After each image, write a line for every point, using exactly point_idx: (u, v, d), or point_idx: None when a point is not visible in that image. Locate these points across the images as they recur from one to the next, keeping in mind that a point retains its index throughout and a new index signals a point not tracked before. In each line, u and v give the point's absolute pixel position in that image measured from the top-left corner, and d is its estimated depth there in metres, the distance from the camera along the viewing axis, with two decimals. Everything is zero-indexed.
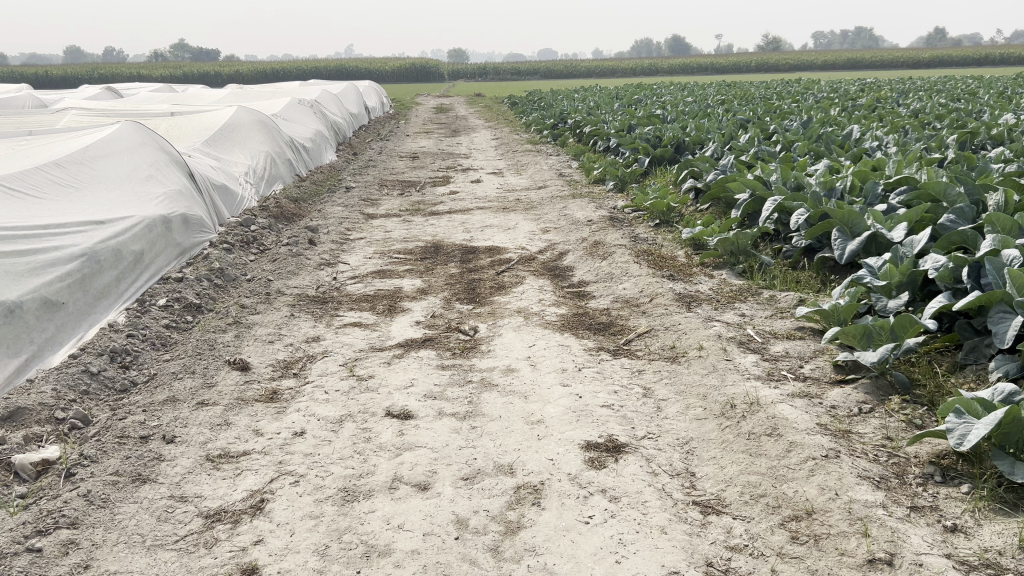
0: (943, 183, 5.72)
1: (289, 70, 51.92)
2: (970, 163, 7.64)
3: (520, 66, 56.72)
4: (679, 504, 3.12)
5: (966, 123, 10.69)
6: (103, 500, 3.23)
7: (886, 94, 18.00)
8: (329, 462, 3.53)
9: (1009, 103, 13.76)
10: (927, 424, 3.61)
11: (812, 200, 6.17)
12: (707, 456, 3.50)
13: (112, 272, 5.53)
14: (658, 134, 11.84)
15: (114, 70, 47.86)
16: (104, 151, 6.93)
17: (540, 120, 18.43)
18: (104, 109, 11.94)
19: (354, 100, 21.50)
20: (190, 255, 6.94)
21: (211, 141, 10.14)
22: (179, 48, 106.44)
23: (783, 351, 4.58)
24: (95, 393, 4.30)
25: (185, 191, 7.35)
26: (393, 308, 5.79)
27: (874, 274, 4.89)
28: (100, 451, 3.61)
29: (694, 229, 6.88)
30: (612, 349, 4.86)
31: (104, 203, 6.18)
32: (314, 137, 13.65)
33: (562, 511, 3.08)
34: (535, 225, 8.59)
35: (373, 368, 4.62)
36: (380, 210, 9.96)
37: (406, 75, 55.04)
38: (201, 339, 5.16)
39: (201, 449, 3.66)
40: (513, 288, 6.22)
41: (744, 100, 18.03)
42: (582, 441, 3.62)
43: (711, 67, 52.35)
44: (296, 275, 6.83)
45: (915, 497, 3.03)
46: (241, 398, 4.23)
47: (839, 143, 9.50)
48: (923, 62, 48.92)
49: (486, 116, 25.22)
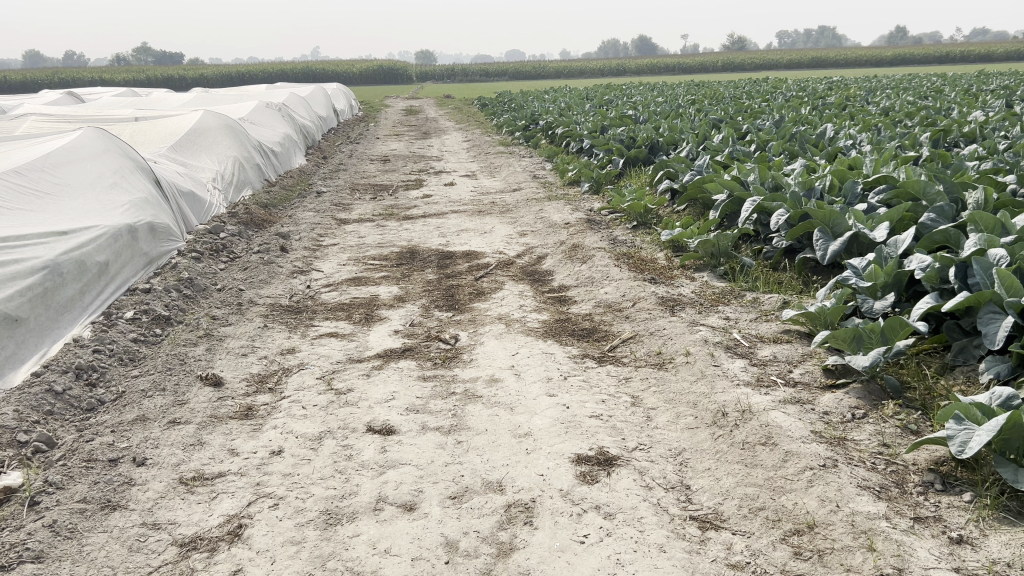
0: (923, 181, 5.68)
1: (254, 74, 51.47)
2: (945, 161, 7.64)
3: (489, 69, 56.44)
4: (676, 519, 3.02)
5: (936, 120, 10.73)
6: (69, 530, 3.05)
7: (855, 92, 18.12)
8: (309, 482, 3.38)
9: (976, 100, 13.90)
10: (923, 429, 3.54)
11: (792, 201, 6.11)
12: (701, 468, 3.40)
13: (75, 284, 5.33)
14: (631, 135, 11.78)
15: (74, 75, 47.04)
16: (66, 158, 6.71)
17: (511, 123, 18.33)
18: (64, 114, 11.62)
19: (323, 103, 21.21)
20: (158, 265, 6.74)
21: (178, 146, 9.89)
22: (142, 52, 105.07)
23: (770, 355, 4.50)
24: (60, 413, 4.10)
25: (151, 199, 7.15)
26: (370, 316, 5.64)
27: (859, 274, 4.81)
28: (66, 476, 3.43)
29: (673, 231, 6.80)
30: (597, 356, 4.75)
31: (67, 213, 5.97)
32: (283, 141, 13.41)
33: (556, 530, 2.96)
34: (511, 228, 8.47)
35: (351, 381, 4.46)
36: (353, 215, 9.78)
37: (374, 77, 54.91)
38: (170, 353, 4.97)
39: (174, 472, 3.49)
40: (492, 293, 6.09)
41: (714, 100, 18.08)
42: (573, 454, 3.51)
43: (678, 66, 52.74)
44: (268, 284, 6.65)
45: (918, 507, 2.94)
46: (215, 416, 4.06)
47: (813, 142, 9.50)
48: (885, 61, 49.56)
49: (456, 117, 25.05)
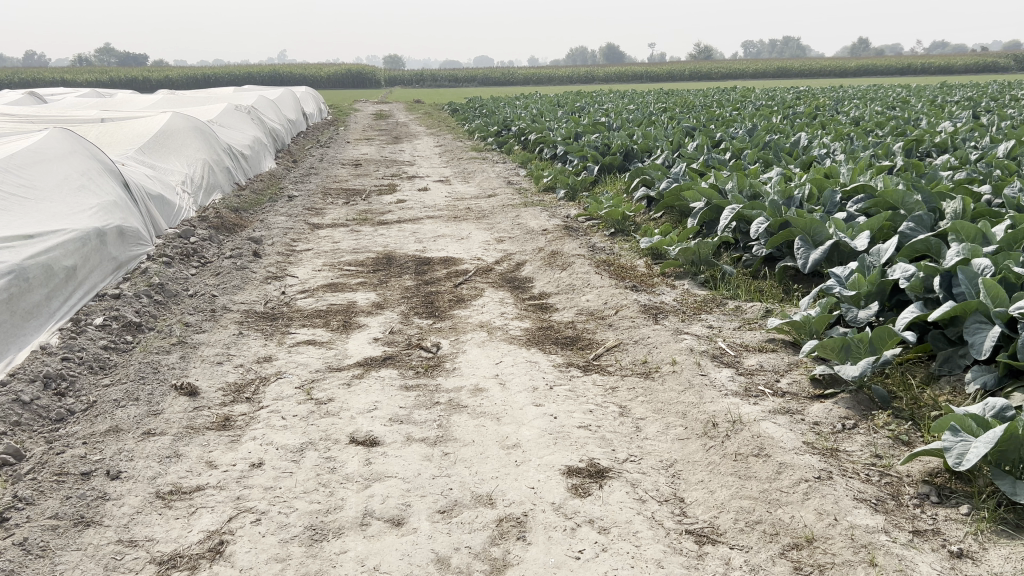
0: (901, 191, 5.69)
1: (222, 75, 50.98)
2: (919, 171, 7.69)
3: (458, 74, 56.35)
4: (672, 534, 2.96)
5: (907, 130, 10.85)
6: (42, 548, 2.91)
7: (824, 102, 18.30)
8: (292, 496, 3.27)
9: (945, 111, 14.09)
10: (914, 440, 3.53)
11: (772, 209, 6.10)
12: (694, 480, 3.34)
13: (42, 290, 5.17)
14: (606, 141, 11.76)
15: (37, 74, 46.24)
16: (33, 158, 6.52)
17: (484, 128, 18.26)
18: (27, 113, 11.34)
19: (292, 106, 20.99)
20: (127, 269, 6.57)
21: (145, 148, 9.67)
22: (104, 53, 103.51)
23: (757, 364, 4.47)
24: (28, 424, 3.95)
25: (120, 202, 6.98)
26: (349, 324, 5.52)
27: (842, 284, 4.80)
28: (36, 491, 3.28)
29: (653, 238, 6.77)
30: (581, 365, 4.69)
31: (34, 214, 5.79)
32: (252, 144, 13.20)
33: (550, 545, 2.89)
34: (488, 235, 8.39)
35: (332, 391, 4.34)
36: (326, 220, 9.64)
37: (343, 81, 54.64)
38: (143, 361, 4.82)
39: (150, 486, 3.36)
40: (472, 301, 6.01)
41: (685, 107, 18.22)
42: (563, 466, 3.44)
43: (647, 74, 53.32)
44: (242, 289, 6.49)
45: (916, 520, 2.92)
46: (191, 427, 3.92)
47: (787, 150, 9.53)
48: (850, 71, 50.27)
49: (426, 122, 24.93)
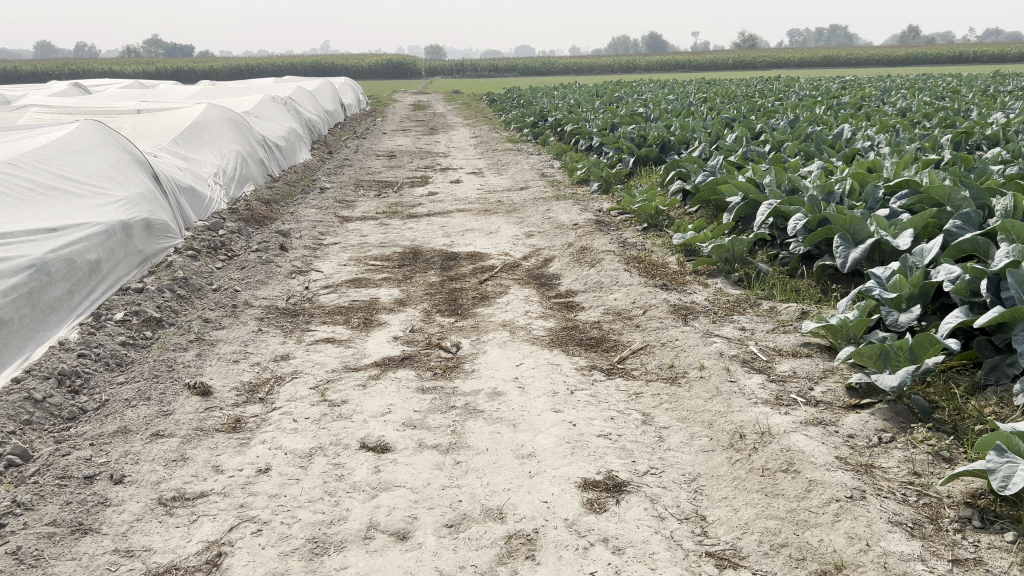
0: (948, 186, 5.39)
1: (263, 67, 51.52)
2: (968, 164, 7.36)
3: (498, 64, 56.22)
4: (691, 556, 2.78)
5: (956, 122, 10.44)
6: (35, 558, 2.83)
7: (870, 92, 17.83)
8: (296, 506, 3.15)
9: (995, 101, 13.58)
10: (956, 456, 3.30)
11: (810, 204, 5.84)
12: (717, 497, 3.16)
13: (64, 284, 5.13)
14: (642, 132, 11.51)
15: (84, 65, 47.14)
16: (62, 151, 6.50)
17: (520, 119, 18.09)
18: (64, 105, 11.42)
19: (330, 97, 21.03)
20: (154, 263, 6.54)
21: (179, 140, 9.66)
22: (150, 44, 105.29)
23: (790, 370, 4.25)
24: (38, 423, 3.89)
25: (149, 194, 6.95)
26: (369, 321, 5.40)
27: (882, 285, 4.54)
28: (36, 496, 3.21)
29: (686, 234, 6.53)
30: (605, 368, 4.51)
31: (60, 207, 5.76)
32: (287, 136, 13.17)
33: (560, 566, 2.73)
34: (518, 229, 8.23)
35: (347, 392, 4.23)
36: (356, 212, 9.55)
37: (383, 71, 54.72)
38: (159, 358, 4.75)
39: (153, 491, 3.27)
40: (497, 298, 5.85)
41: (727, 98, 17.82)
42: (579, 479, 3.27)
43: (689, 64, 52.76)
44: (265, 284, 6.41)
45: (956, 547, 2.71)
46: (201, 429, 3.83)
47: (829, 143, 9.20)
48: (897, 60, 49.09)
49: (464, 113, 24.81)
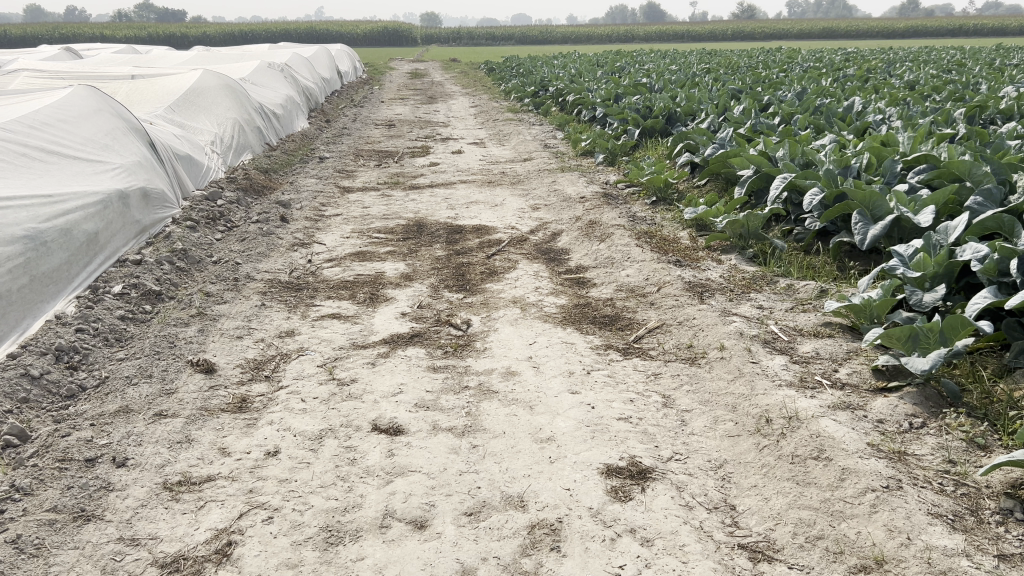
0: (969, 161, 5.22)
1: (257, 33, 50.88)
2: (983, 139, 7.18)
3: (495, 32, 55.57)
4: (722, 548, 2.67)
5: (967, 95, 10.23)
6: (35, 547, 2.70)
7: (876, 64, 17.60)
8: (308, 491, 3.03)
9: (1004, 74, 13.36)
10: (992, 444, 3.18)
11: (826, 179, 5.68)
12: (747, 485, 3.04)
13: (61, 254, 4.96)
14: (648, 103, 11.28)
15: (74, 30, 46.43)
16: (58, 117, 6.31)
17: (520, 88, 17.81)
18: (56, 70, 11.13)
19: (327, 65, 20.69)
20: (151, 234, 6.36)
21: (174, 107, 9.42)
22: (141, 9, 103.80)
23: (813, 351, 4.12)
24: (36, 401, 3.75)
25: (146, 163, 6.76)
26: (375, 296, 5.25)
27: (906, 263, 4.39)
28: (36, 480, 3.08)
29: (698, 209, 6.37)
30: (621, 347, 4.38)
31: (56, 173, 5.57)
32: (284, 104, 12.90)
33: (587, 559, 2.61)
34: (523, 202, 8.05)
35: (355, 370, 4.09)
36: (356, 183, 9.36)
37: (378, 39, 54.01)
38: (160, 334, 4.59)
39: (157, 475, 3.14)
40: (505, 273, 5.71)
41: (730, 69, 17.57)
42: (602, 465, 3.15)
43: (688, 34, 52.22)
44: (267, 257, 6.24)
45: (1000, 541, 2.60)
46: (205, 409, 3.69)
47: (839, 116, 9.00)
48: (897, 33, 48.67)
49: (463, 82, 24.47)
